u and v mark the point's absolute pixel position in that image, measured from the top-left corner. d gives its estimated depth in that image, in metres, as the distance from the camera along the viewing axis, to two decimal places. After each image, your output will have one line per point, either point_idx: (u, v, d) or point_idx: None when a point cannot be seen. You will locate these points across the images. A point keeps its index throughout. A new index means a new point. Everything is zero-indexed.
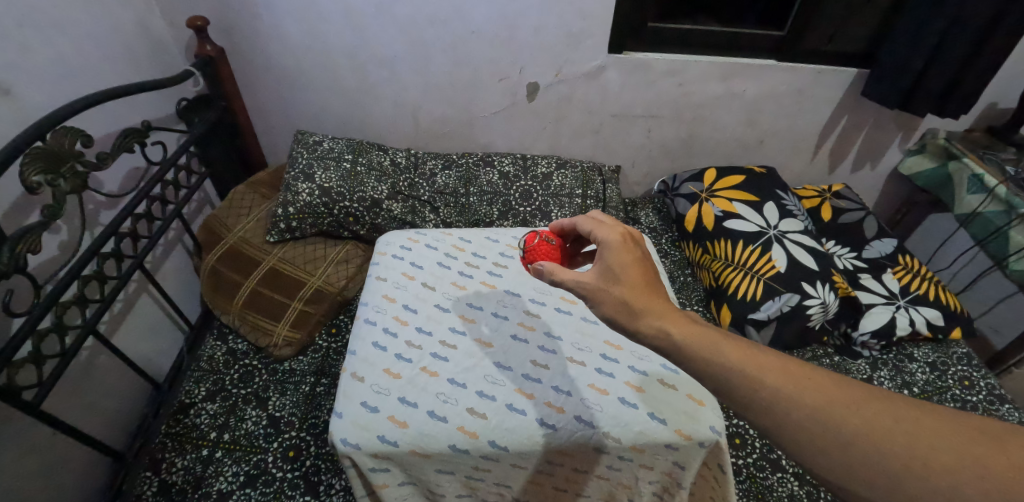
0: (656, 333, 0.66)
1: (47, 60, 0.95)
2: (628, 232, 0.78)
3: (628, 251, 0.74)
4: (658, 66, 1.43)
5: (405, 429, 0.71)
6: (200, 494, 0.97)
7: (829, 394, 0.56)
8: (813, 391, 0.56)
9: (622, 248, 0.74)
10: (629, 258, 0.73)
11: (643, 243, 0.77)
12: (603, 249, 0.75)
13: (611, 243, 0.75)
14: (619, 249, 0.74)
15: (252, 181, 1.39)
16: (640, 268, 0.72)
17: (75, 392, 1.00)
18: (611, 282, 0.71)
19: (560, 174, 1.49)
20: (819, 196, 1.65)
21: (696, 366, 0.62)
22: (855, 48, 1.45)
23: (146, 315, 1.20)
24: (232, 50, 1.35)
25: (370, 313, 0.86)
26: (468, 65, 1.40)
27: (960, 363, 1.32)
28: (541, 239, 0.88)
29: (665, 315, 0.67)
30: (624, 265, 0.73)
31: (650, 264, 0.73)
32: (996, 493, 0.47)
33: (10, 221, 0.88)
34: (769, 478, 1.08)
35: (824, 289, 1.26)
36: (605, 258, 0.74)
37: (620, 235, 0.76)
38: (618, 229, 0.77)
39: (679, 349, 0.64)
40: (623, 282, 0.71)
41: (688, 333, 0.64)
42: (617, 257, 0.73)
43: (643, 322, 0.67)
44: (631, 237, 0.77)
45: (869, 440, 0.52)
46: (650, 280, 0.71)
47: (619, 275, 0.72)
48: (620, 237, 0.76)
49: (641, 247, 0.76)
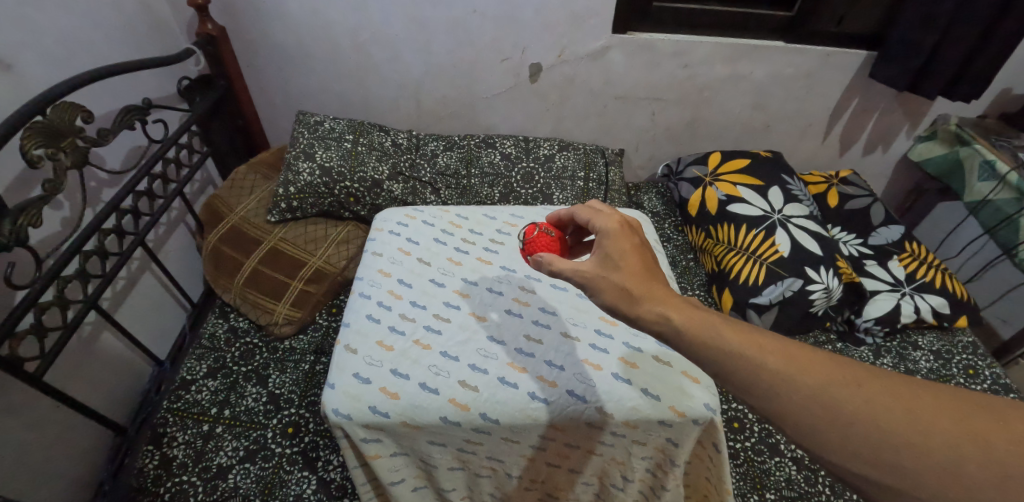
0: (656, 318, 0.64)
1: (48, 35, 0.95)
2: (625, 218, 0.77)
3: (627, 238, 0.73)
4: (663, 47, 1.41)
5: (396, 401, 0.71)
6: (200, 467, 0.98)
7: (830, 375, 0.55)
8: (814, 372, 0.56)
9: (621, 235, 0.73)
10: (628, 245, 0.72)
11: (641, 231, 0.76)
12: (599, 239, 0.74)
13: (610, 231, 0.74)
14: (618, 237, 0.73)
15: (254, 162, 1.39)
16: (638, 255, 0.71)
17: (79, 366, 1.02)
18: (610, 269, 0.70)
19: (562, 156, 1.48)
20: (826, 182, 1.63)
21: (697, 349, 0.61)
22: (867, 30, 1.41)
23: (148, 292, 1.21)
24: (233, 29, 1.34)
25: (365, 287, 0.86)
26: (471, 46, 1.39)
27: (965, 352, 1.30)
28: (541, 230, 0.86)
29: (666, 301, 0.65)
30: (623, 252, 0.72)
31: (651, 254, 0.72)
32: (996, 468, 0.47)
33: (13, 195, 0.88)
34: (766, 462, 1.07)
35: (827, 274, 1.24)
36: (604, 246, 0.73)
37: (618, 223, 0.75)
38: (615, 217, 0.76)
39: (680, 334, 0.62)
40: (623, 269, 0.70)
41: (687, 317, 0.63)
42: (615, 244, 0.72)
43: (643, 308, 0.66)
44: (629, 224, 0.76)
45: (870, 419, 0.52)
46: (649, 268, 0.70)
47: (619, 263, 0.70)
48: (617, 225, 0.75)
49: (639, 234, 0.75)
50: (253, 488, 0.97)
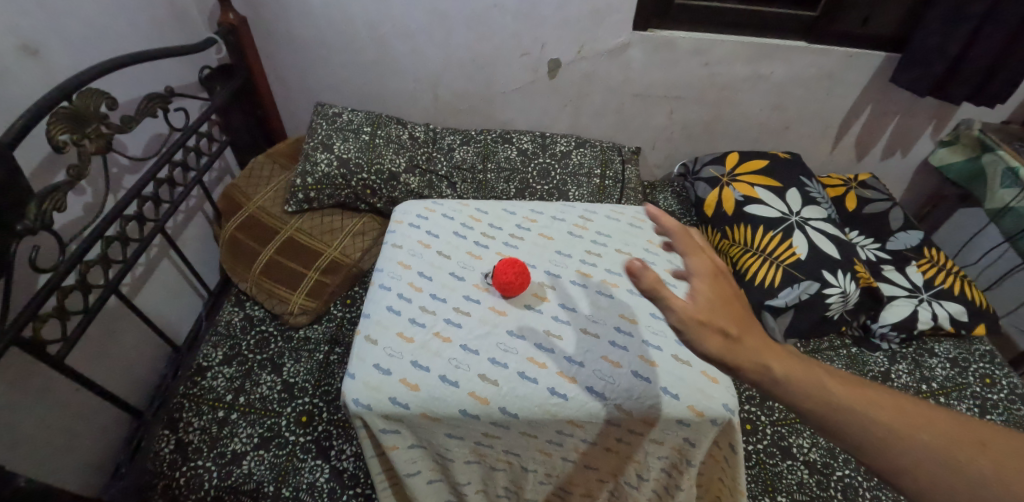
0: (759, 365, 0.60)
1: (74, 22, 0.96)
2: (717, 263, 0.70)
3: (721, 284, 0.66)
4: (683, 45, 1.40)
5: (416, 393, 0.71)
6: (215, 453, 0.99)
7: (946, 432, 0.55)
8: (928, 429, 0.55)
9: (717, 282, 0.66)
10: (723, 293, 0.66)
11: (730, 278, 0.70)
12: (693, 278, 0.66)
13: (706, 274, 0.67)
14: (712, 282, 0.66)
15: (271, 152, 1.40)
16: (735, 305, 0.65)
17: (99, 350, 1.03)
18: (714, 312, 0.63)
19: (579, 152, 1.47)
20: (845, 185, 1.61)
21: (801, 401, 0.58)
22: (891, 31, 1.39)
23: (166, 279, 1.23)
24: (254, 19, 1.35)
25: (385, 279, 0.87)
26: (490, 40, 1.38)
27: (982, 361, 1.28)
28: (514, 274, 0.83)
29: (769, 347, 0.62)
30: (719, 299, 0.65)
31: (745, 303, 0.66)
32: None
33: (38, 180, 0.89)
34: (778, 465, 1.07)
35: (845, 278, 1.23)
36: (699, 290, 0.65)
37: (713, 268, 0.68)
38: (710, 261, 0.68)
39: (785, 383, 0.59)
40: (726, 316, 0.63)
41: (787, 366, 0.60)
42: (712, 290, 0.65)
43: (748, 354, 0.61)
44: (721, 270, 0.69)
45: (997, 480, 0.51)
46: (743, 319, 0.64)
47: (715, 311, 0.63)
48: (712, 268, 0.68)
49: (730, 281, 0.68)
50: (267, 475, 0.98)
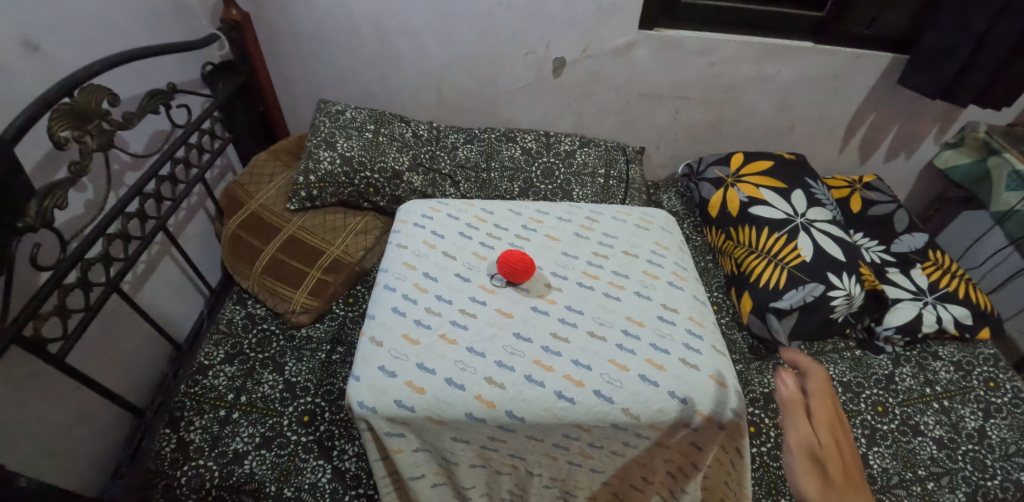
0: None
1: (76, 17, 0.95)
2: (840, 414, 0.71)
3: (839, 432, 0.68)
4: (689, 44, 1.39)
5: (422, 395, 0.71)
6: (217, 452, 0.99)
7: None
8: None
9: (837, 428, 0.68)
10: (833, 440, 0.66)
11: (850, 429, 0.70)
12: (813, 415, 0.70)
13: (820, 419, 0.69)
14: (827, 428, 0.68)
15: (274, 149, 1.39)
16: (843, 455, 0.65)
17: (100, 349, 1.03)
18: (818, 457, 0.63)
19: (583, 152, 1.47)
20: (850, 187, 1.60)
21: None
22: (898, 33, 1.38)
23: (168, 276, 1.22)
24: (257, 15, 1.34)
25: (390, 280, 0.86)
26: (495, 39, 1.37)
27: (986, 364, 1.27)
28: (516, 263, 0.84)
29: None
30: (827, 447, 0.65)
31: (862, 470, 0.63)
32: None
33: (40, 176, 0.89)
34: (782, 468, 1.06)
35: (850, 281, 1.22)
36: (810, 435, 0.66)
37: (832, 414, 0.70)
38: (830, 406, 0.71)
39: None
40: (831, 464, 0.63)
41: None
42: (823, 437, 0.66)
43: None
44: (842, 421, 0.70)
45: None
46: (855, 479, 0.62)
47: (823, 460, 0.63)
48: (834, 418, 0.70)
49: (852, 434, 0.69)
50: (268, 475, 0.97)
